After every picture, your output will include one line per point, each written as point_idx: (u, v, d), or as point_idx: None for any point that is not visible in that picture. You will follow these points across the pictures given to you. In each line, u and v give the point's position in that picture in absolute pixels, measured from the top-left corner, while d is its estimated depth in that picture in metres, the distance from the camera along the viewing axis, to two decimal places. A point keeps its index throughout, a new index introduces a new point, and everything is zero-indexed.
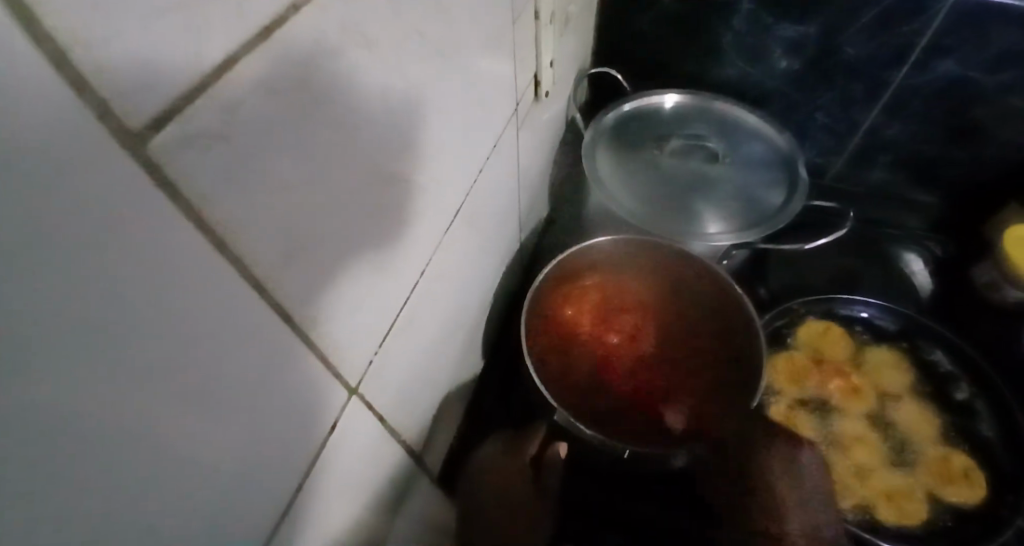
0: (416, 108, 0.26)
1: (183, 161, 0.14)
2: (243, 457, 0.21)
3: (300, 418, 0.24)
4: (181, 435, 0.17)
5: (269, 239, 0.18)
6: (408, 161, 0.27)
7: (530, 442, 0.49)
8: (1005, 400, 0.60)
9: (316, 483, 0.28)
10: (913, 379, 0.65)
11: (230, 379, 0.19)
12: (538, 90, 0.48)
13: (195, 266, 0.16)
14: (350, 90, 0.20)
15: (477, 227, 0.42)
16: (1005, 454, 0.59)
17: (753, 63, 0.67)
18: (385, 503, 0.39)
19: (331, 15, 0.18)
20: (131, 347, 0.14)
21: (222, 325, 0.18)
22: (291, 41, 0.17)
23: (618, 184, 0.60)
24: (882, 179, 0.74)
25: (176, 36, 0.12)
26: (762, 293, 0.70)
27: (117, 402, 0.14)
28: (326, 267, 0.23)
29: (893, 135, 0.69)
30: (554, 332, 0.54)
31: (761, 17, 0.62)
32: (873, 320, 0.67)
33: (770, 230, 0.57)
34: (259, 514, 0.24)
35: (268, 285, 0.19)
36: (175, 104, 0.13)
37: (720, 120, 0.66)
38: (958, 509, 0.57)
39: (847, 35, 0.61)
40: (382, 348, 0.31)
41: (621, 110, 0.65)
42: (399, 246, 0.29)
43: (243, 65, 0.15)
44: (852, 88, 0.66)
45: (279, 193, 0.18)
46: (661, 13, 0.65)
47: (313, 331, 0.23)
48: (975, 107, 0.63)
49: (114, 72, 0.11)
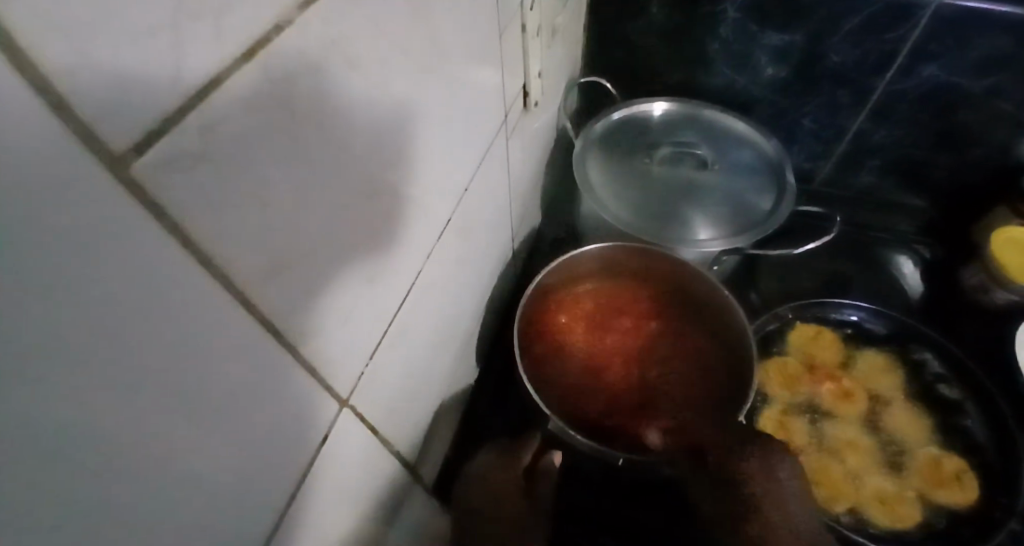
0: (405, 121, 0.26)
1: (166, 183, 0.13)
2: (237, 476, 0.21)
3: (292, 432, 0.24)
4: (174, 452, 0.17)
5: (256, 255, 0.18)
6: (396, 173, 0.27)
7: (526, 450, 0.49)
8: (994, 400, 0.61)
9: (310, 495, 0.27)
10: (904, 381, 0.65)
11: (220, 393, 0.18)
12: (529, 100, 0.49)
13: (184, 287, 0.15)
14: (336, 107, 0.20)
15: (468, 236, 0.42)
16: (997, 455, 0.60)
17: (740, 70, 0.68)
18: (380, 514, 0.38)
19: (316, 33, 0.18)
20: (121, 371, 0.14)
21: (212, 339, 0.17)
22: (274, 61, 0.16)
23: (610, 192, 0.60)
24: (868, 183, 0.75)
25: (162, 60, 0.12)
26: (753, 299, 0.71)
27: (106, 426, 0.14)
28: (314, 280, 0.22)
29: (878, 140, 0.70)
30: (549, 339, 0.54)
31: (747, 26, 0.63)
32: (863, 324, 0.68)
33: (761, 235, 0.58)
34: (252, 531, 0.23)
35: (254, 303, 0.19)
36: (160, 125, 0.13)
37: (708, 128, 0.66)
38: (950, 511, 0.58)
39: (832, 42, 0.62)
40: (374, 360, 0.30)
41: (610, 118, 0.66)
42: (388, 258, 0.29)
43: (227, 85, 0.15)
44: (838, 94, 0.66)
45: (264, 209, 0.18)
46: (650, 23, 0.65)
47: (302, 345, 0.23)
48: (958, 111, 0.64)
49: (100, 95, 0.11)
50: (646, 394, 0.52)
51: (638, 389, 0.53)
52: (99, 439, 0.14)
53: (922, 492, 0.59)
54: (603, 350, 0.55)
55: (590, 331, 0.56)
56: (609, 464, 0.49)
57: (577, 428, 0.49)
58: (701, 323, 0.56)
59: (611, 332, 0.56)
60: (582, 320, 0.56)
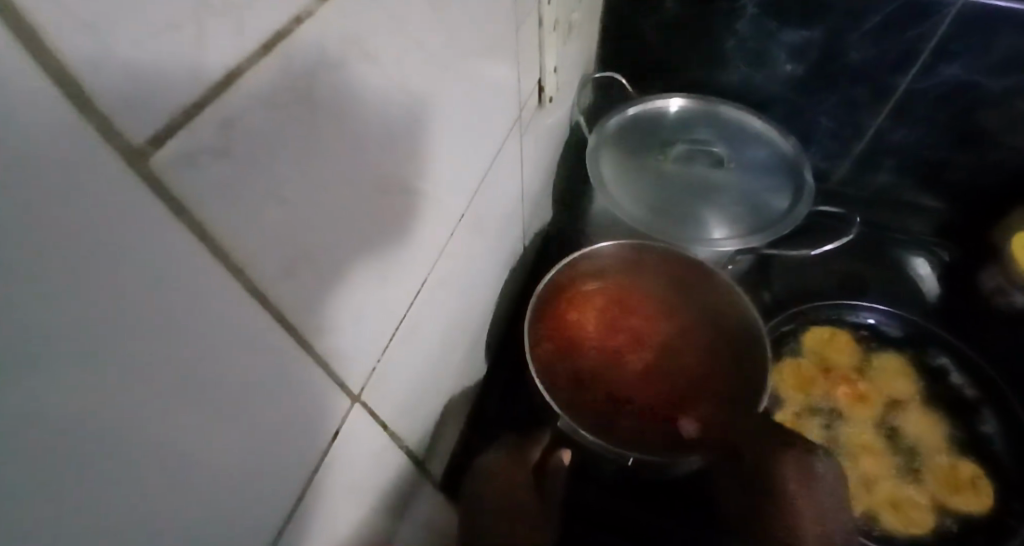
0: (420, 115, 0.26)
1: (184, 177, 0.13)
2: (247, 466, 0.21)
3: (306, 422, 0.24)
4: (189, 440, 0.17)
5: (273, 251, 0.18)
6: (411, 167, 0.27)
7: (534, 448, 0.50)
8: (1012, 407, 0.60)
9: (323, 484, 0.28)
10: (918, 385, 0.64)
11: (233, 383, 0.18)
12: (544, 95, 0.48)
13: (200, 280, 0.15)
14: (353, 101, 0.20)
15: (481, 230, 0.42)
16: (1015, 466, 0.59)
17: (757, 67, 0.67)
18: (390, 506, 0.39)
19: (334, 26, 0.18)
20: (137, 365, 0.14)
21: (226, 333, 0.17)
22: (295, 54, 0.16)
23: (623, 189, 0.60)
24: (887, 183, 0.74)
25: (180, 54, 0.12)
26: (766, 299, 0.70)
27: (119, 415, 0.14)
28: (331, 274, 0.22)
29: (897, 140, 0.69)
30: (561, 336, 0.54)
31: (765, 22, 0.62)
32: (879, 326, 0.67)
33: (776, 235, 0.57)
34: (263, 521, 0.23)
35: (270, 298, 0.19)
36: (179, 119, 0.13)
37: (724, 126, 0.66)
38: (964, 518, 0.57)
39: (851, 39, 0.61)
40: (386, 354, 0.30)
41: (625, 114, 0.65)
42: (401, 253, 0.29)
43: (245, 79, 0.15)
44: (857, 92, 0.65)
45: (281, 203, 0.18)
46: (665, 19, 0.65)
47: (316, 338, 0.23)
48: (980, 111, 0.63)
49: (115, 86, 0.11)
50: (656, 393, 0.52)
51: (648, 388, 0.52)
52: (114, 428, 0.14)
53: (938, 499, 0.58)
54: (613, 348, 0.55)
55: (602, 329, 0.56)
56: (618, 465, 0.49)
57: (586, 426, 0.49)
58: (712, 324, 0.56)
59: (623, 332, 0.56)
60: (593, 317, 0.56)
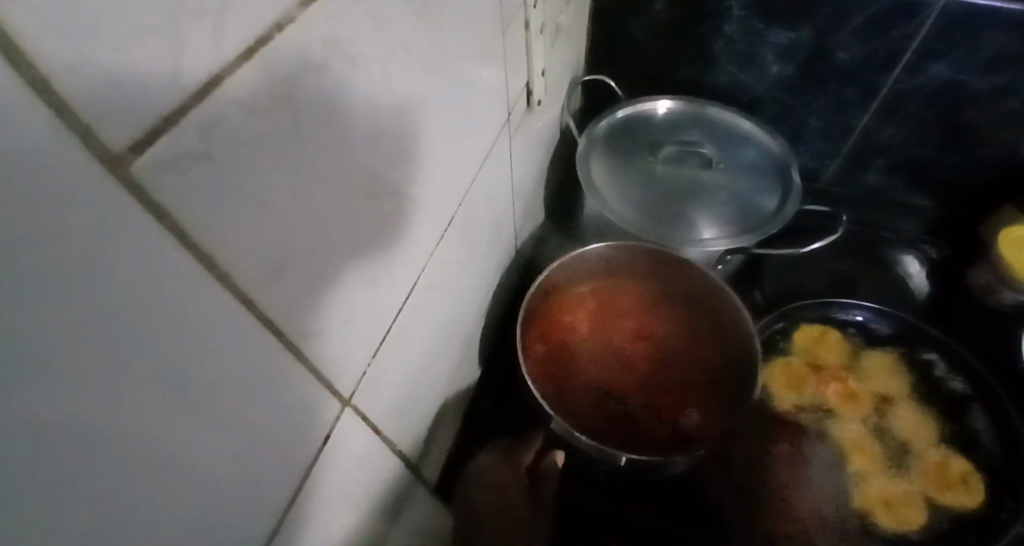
0: (406, 119, 0.26)
1: (167, 183, 0.13)
2: (237, 474, 0.21)
3: (297, 427, 0.24)
4: (177, 446, 0.17)
5: (258, 257, 0.18)
6: (399, 172, 0.27)
7: (527, 450, 0.49)
8: (1000, 403, 0.61)
9: (315, 489, 0.28)
10: (909, 382, 0.65)
11: (222, 390, 0.18)
12: (532, 98, 0.48)
13: (184, 287, 0.15)
14: (338, 108, 0.20)
15: (471, 234, 0.42)
16: (1005, 460, 0.59)
17: (745, 68, 0.67)
18: (383, 512, 0.38)
19: (316, 32, 0.18)
20: (125, 370, 0.14)
21: (215, 340, 0.17)
22: (278, 61, 0.16)
23: (613, 191, 0.60)
24: (876, 182, 0.74)
25: (160, 61, 0.12)
26: (758, 298, 0.71)
27: (107, 422, 0.14)
28: (319, 279, 0.22)
29: (886, 138, 0.69)
30: (553, 339, 0.54)
31: (753, 24, 0.62)
32: (868, 324, 0.68)
33: (766, 235, 0.57)
34: (253, 529, 0.23)
35: (257, 303, 0.19)
36: (158, 126, 0.13)
37: (713, 127, 0.66)
38: (956, 515, 0.57)
39: (838, 39, 0.61)
40: (376, 358, 0.30)
41: (614, 116, 0.66)
42: (390, 258, 0.29)
43: (228, 85, 0.15)
44: (845, 92, 0.66)
45: (265, 210, 0.18)
46: (653, 21, 0.65)
47: (305, 344, 0.23)
48: (967, 110, 0.63)
49: (95, 94, 0.11)
50: (648, 395, 0.52)
51: (641, 388, 0.52)
52: (103, 434, 0.14)
53: (929, 496, 0.58)
54: (606, 348, 0.55)
55: (594, 330, 0.56)
56: (611, 465, 0.49)
57: (580, 428, 0.49)
58: (705, 324, 0.56)
59: (614, 334, 0.56)
60: (585, 319, 0.56)
